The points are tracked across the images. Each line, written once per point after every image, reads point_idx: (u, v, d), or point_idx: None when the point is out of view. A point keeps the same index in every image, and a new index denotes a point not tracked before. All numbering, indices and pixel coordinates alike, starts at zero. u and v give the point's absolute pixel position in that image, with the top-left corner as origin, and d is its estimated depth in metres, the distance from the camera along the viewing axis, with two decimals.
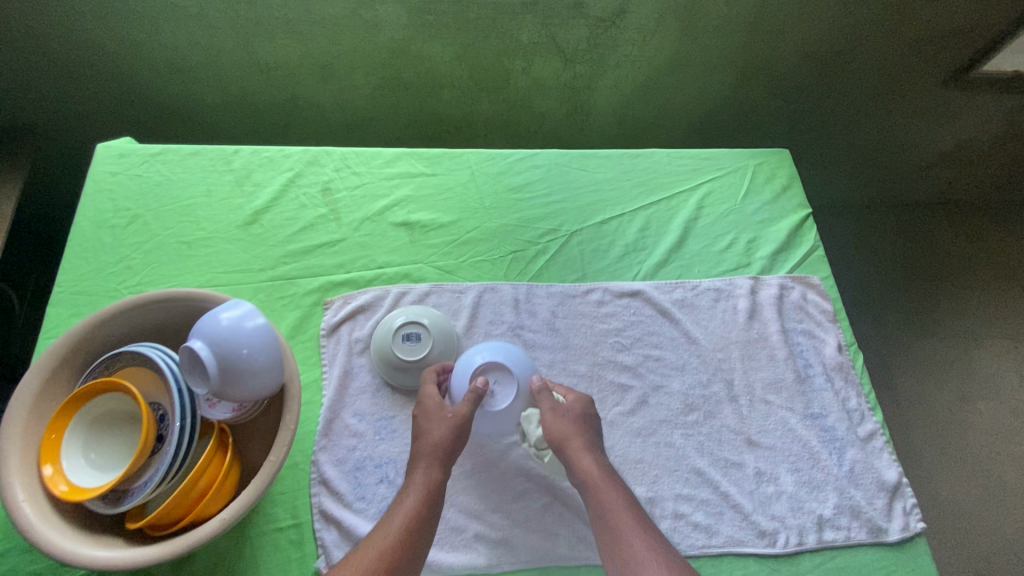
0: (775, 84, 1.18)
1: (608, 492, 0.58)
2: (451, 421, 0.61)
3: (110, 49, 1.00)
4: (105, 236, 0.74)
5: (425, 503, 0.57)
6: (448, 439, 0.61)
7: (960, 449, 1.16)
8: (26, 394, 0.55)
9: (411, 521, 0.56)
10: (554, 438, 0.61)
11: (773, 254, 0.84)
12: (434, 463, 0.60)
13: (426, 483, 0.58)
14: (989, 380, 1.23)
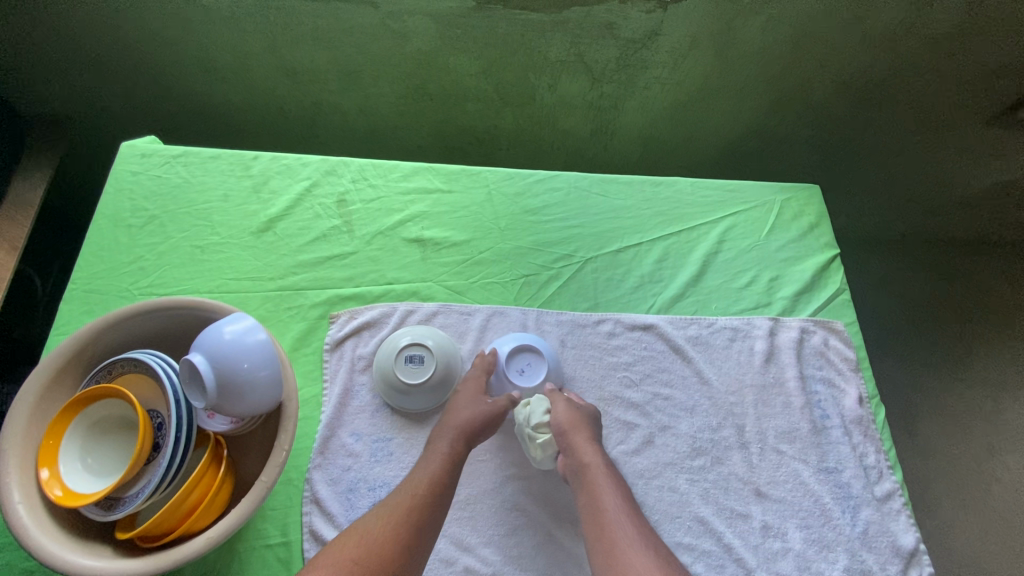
0: (809, 114, 1.14)
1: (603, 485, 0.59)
2: (485, 406, 0.64)
3: (140, 48, 1.01)
4: (122, 235, 0.75)
5: (448, 473, 0.59)
6: (476, 421, 0.63)
7: (983, 505, 1.10)
8: (29, 395, 0.55)
9: (432, 485, 0.57)
10: (562, 425, 0.63)
11: (795, 294, 0.80)
12: (461, 439, 0.62)
13: (450, 453, 0.60)
14: None
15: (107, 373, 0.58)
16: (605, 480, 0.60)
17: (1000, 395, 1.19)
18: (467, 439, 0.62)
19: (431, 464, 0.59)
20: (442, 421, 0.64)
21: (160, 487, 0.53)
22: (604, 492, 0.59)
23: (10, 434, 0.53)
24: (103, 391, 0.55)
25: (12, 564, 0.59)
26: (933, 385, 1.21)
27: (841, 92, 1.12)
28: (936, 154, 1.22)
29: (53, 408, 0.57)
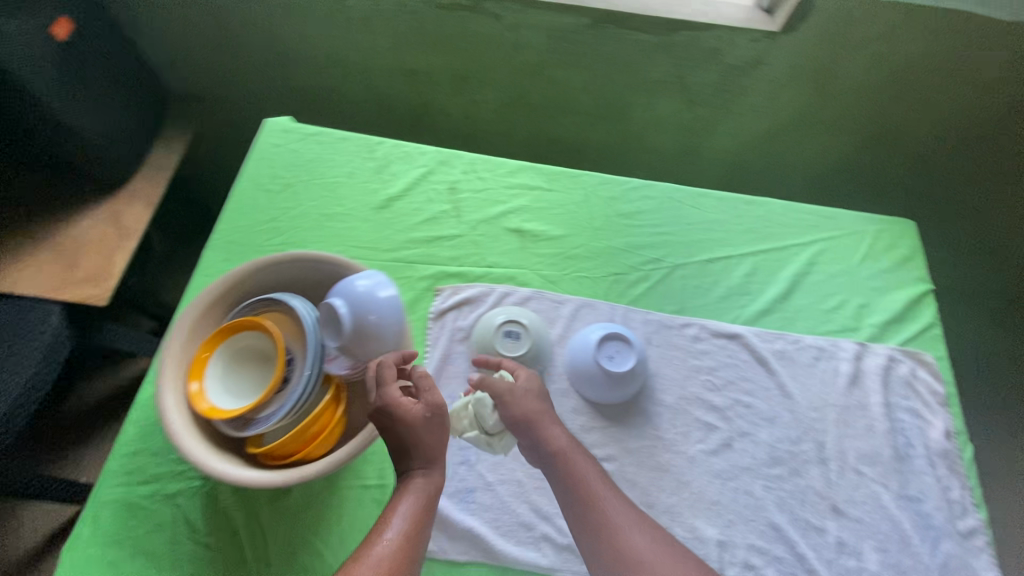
0: (902, 154, 1.15)
1: (593, 481, 0.61)
2: (430, 418, 0.58)
3: (280, 40, 1.12)
4: (261, 197, 0.84)
5: (423, 508, 0.56)
6: (429, 442, 0.58)
7: None
8: (188, 319, 0.63)
9: (416, 524, 0.55)
10: (524, 417, 0.63)
11: (884, 323, 0.81)
12: (430, 467, 0.58)
13: (422, 484, 0.57)
14: None
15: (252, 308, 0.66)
16: (598, 481, 0.61)
17: None
18: (432, 462, 0.58)
19: (410, 501, 0.56)
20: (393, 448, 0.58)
21: (288, 414, 0.60)
22: (601, 489, 0.61)
23: (171, 350, 0.61)
24: (249, 323, 0.62)
25: (144, 468, 0.66)
26: None
27: (941, 136, 1.11)
28: None
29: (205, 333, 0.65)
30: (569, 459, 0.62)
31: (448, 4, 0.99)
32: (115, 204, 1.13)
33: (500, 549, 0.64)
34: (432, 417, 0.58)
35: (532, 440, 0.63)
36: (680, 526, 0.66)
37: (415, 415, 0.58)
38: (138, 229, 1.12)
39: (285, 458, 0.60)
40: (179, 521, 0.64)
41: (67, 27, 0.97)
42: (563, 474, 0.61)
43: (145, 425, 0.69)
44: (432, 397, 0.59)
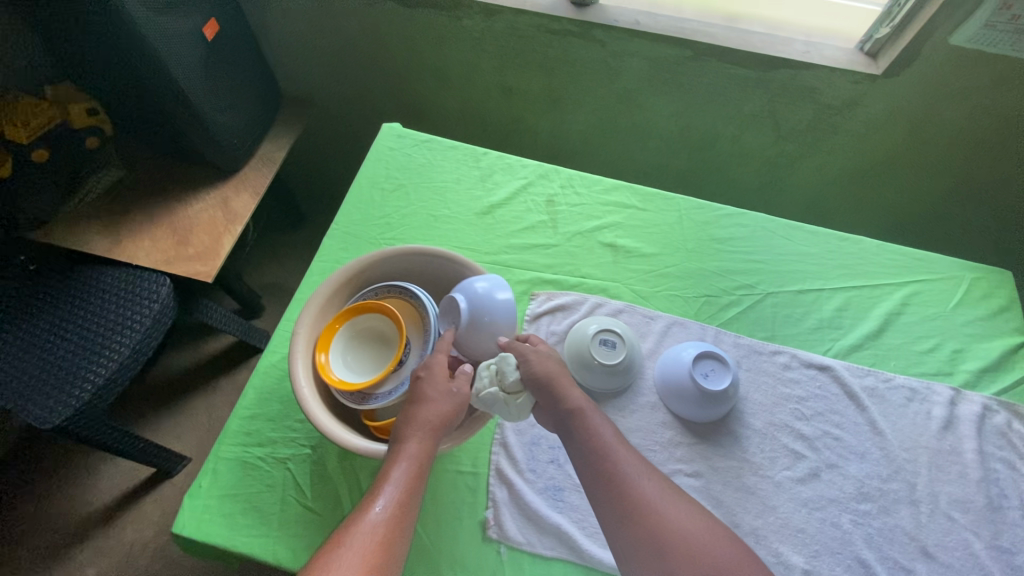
0: (994, 205, 1.14)
1: (638, 481, 0.59)
2: (456, 395, 0.62)
3: (391, 52, 1.20)
4: (375, 194, 0.90)
5: (417, 474, 0.57)
6: (442, 413, 0.60)
7: None
8: (321, 295, 0.68)
9: (408, 494, 0.55)
10: (540, 378, 0.63)
11: (980, 371, 0.80)
12: (429, 437, 0.59)
13: (420, 453, 0.58)
14: None
15: (378, 294, 0.72)
16: (613, 439, 0.62)
17: None
18: (434, 434, 0.59)
19: (404, 469, 0.56)
20: (406, 413, 0.60)
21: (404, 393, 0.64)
22: (648, 490, 0.58)
23: (305, 321, 0.66)
24: (381, 306, 0.69)
25: (260, 432, 0.72)
26: None
27: None
28: None
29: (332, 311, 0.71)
30: (614, 454, 0.60)
31: (557, 28, 1.04)
32: (225, 190, 1.22)
33: (587, 549, 0.66)
34: (457, 394, 0.62)
35: (568, 419, 0.63)
36: (765, 549, 0.66)
37: (440, 387, 0.61)
38: (244, 215, 1.20)
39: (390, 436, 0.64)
40: (289, 484, 0.69)
41: (216, 28, 1.06)
42: (605, 468, 0.60)
43: (263, 392, 0.74)
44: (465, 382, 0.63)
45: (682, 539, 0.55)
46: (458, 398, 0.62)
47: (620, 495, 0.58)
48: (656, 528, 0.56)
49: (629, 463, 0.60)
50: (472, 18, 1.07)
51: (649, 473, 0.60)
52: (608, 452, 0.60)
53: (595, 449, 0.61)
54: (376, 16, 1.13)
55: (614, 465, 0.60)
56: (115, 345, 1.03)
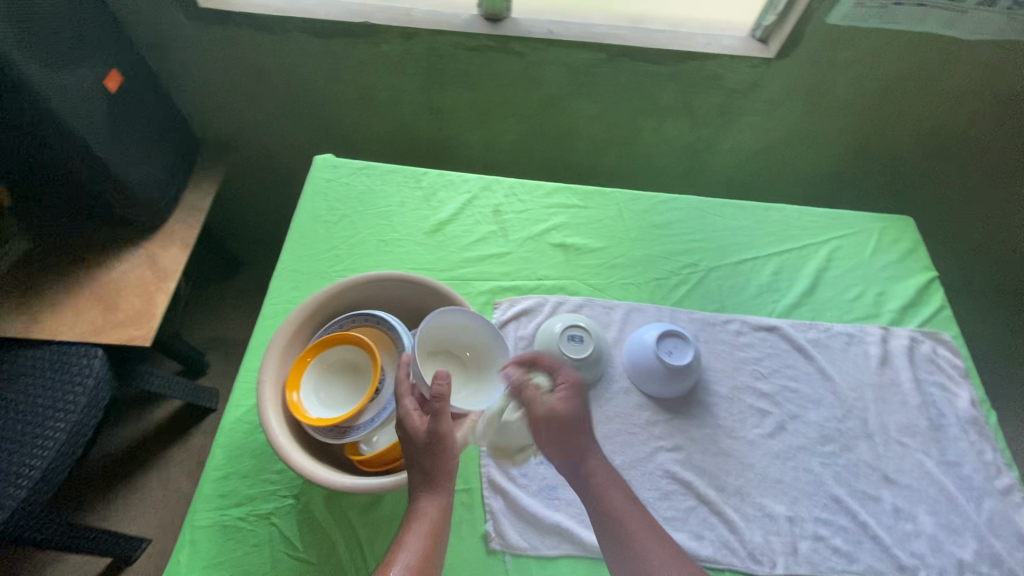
0: (885, 161, 1.28)
1: (628, 523, 0.62)
2: (430, 441, 0.60)
3: (310, 84, 1.17)
4: (319, 229, 0.89)
5: (432, 537, 0.59)
6: (431, 467, 0.61)
7: None
8: (279, 341, 0.66)
9: (425, 554, 0.58)
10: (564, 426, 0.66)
11: (902, 308, 0.89)
12: (435, 494, 0.61)
13: (430, 512, 0.60)
14: None
15: (346, 324, 0.70)
16: (626, 502, 0.63)
17: None
18: (441, 492, 0.62)
19: (418, 531, 0.59)
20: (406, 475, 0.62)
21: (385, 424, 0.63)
22: (637, 532, 0.62)
23: (267, 370, 0.64)
24: (353, 337, 0.67)
25: (235, 491, 0.68)
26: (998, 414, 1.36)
27: (917, 143, 1.24)
28: (1002, 202, 1.35)
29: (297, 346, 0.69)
30: (607, 500, 0.63)
31: (476, 45, 1.07)
32: (151, 247, 1.15)
33: (590, 540, 0.68)
34: (431, 440, 0.60)
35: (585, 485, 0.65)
36: (750, 505, 0.71)
37: (417, 435, 0.61)
38: (175, 269, 1.14)
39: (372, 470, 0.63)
40: (276, 539, 0.65)
41: (119, 79, 1.01)
42: (599, 515, 0.63)
43: (233, 449, 0.70)
44: (439, 424, 0.61)
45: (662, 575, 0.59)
46: (436, 445, 0.61)
47: (613, 539, 0.62)
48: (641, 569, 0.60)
49: (620, 508, 0.63)
50: (390, 43, 1.08)
51: (639, 513, 0.63)
52: (600, 498, 0.64)
53: (591, 496, 0.64)
54: (290, 50, 1.11)
55: (604, 512, 0.63)
56: (47, 434, 0.91)
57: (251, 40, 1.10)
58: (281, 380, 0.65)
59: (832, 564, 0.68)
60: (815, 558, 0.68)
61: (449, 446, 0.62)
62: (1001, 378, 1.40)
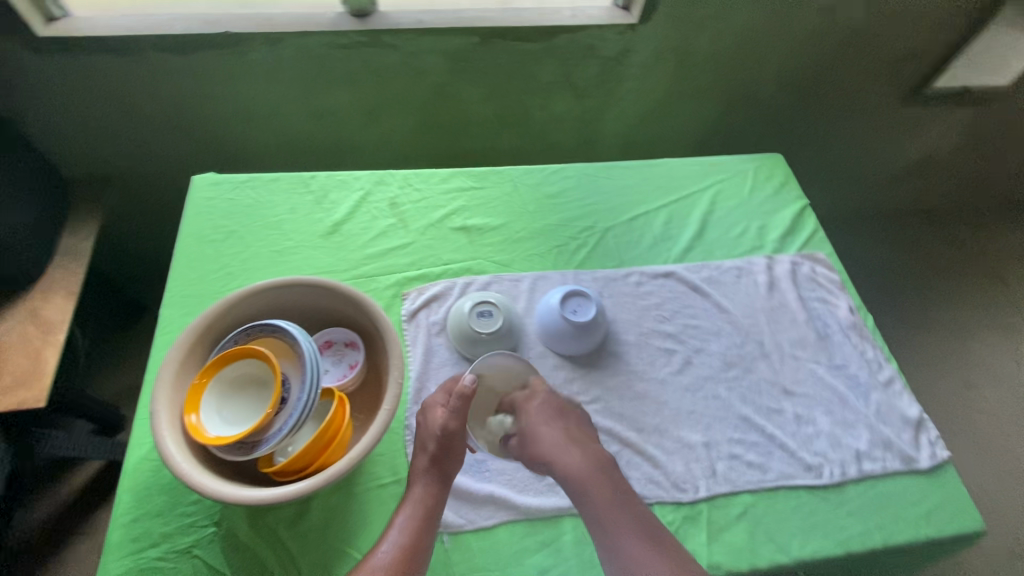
0: (757, 108, 1.38)
1: (610, 517, 0.63)
2: (438, 435, 0.66)
3: (182, 104, 1.12)
4: (207, 249, 0.85)
5: (423, 517, 0.63)
6: (435, 457, 0.66)
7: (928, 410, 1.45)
8: (171, 365, 0.63)
9: (412, 537, 0.62)
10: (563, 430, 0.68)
11: (782, 237, 0.97)
12: (434, 482, 0.65)
13: (424, 498, 0.64)
14: (950, 355, 1.54)
15: (250, 335, 0.67)
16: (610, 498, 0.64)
17: (926, 329, 1.58)
18: (439, 478, 0.66)
19: (408, 514, 0.63)
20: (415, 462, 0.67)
21: (291, 433, 0.61)
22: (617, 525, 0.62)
23: (160, 397, 0.61)
24: (253, 349, 0.65)
25: (150, 531, 0.64)
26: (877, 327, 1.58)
27: (782, 88, 1.34)
28: (860, 134, 1.50)
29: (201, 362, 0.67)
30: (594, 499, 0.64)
31: (348, 42, 1.06)
32: (32, 301, 1.06)
33: (523, 502, 0.69)
34: (441, 433, 0.66)
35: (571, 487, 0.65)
36: (669, 438, 0.75)
37: (432, 427, 0.67)
38: (64, 321, 1.05)
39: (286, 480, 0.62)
40: (201, 571, 0.63)
41: None
42: (588, 512, 0.64)
43: (140, 489, 0.66)
44: (451, 419, 0.66)
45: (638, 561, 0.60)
46: (447, 439, 0.66)
47: (600, 531, 0.63)
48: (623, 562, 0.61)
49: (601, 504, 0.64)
50: (257, 50, 1.05)
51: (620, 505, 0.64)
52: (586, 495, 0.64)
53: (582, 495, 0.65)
54: (151, 71, 1.06)
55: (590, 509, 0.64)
56: None
57: (104, 65, 1.03)
58: (182, 400, 0.63)
59: (748, 477, 0.73)
60: (732, 475, 0.73)
61: (456, 442, 0.66)
62: (876, 297, 1.63)
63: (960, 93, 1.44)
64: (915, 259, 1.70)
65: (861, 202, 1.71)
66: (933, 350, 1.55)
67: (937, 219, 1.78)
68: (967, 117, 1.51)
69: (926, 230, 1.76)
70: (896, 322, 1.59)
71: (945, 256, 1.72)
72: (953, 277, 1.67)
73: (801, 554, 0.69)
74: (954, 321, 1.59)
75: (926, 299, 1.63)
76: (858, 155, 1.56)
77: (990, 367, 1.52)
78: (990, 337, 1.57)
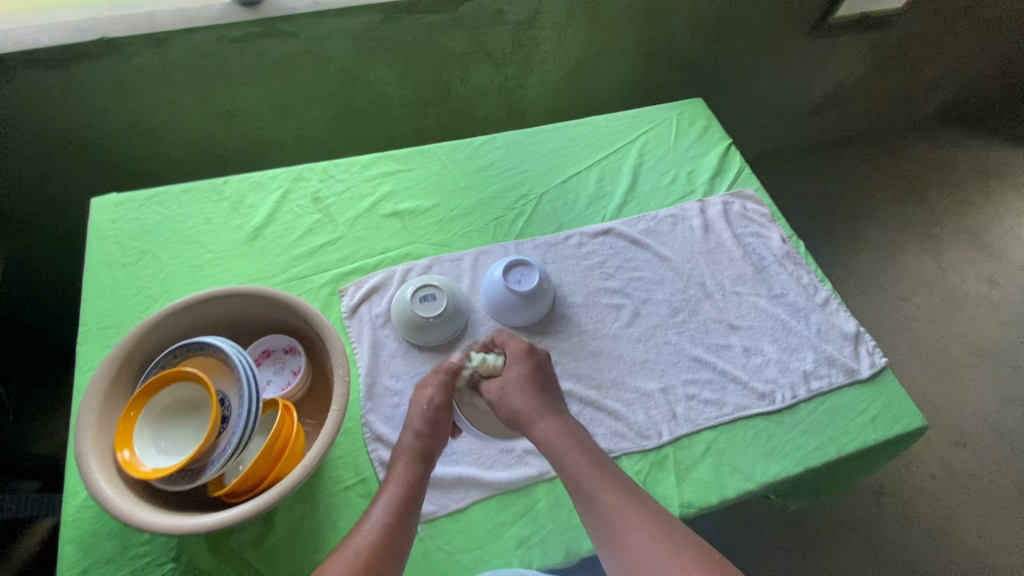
0: (675, 57, 1.39)
1: (577, 474, 0.63)
2: (426, 411, 0.66)
3: (67, 124, 1.02)
4: (119, 274, 0.79)
5: (406, 494, 0.61)
6: (421, 434, 0.65)
7: (870, 325, 1.54)
8: (92, 401, 0.58)
9: (397, 514, 0.59)
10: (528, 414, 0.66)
11: (711, 179, 0.99)
12: (417, 460, 0.64)
13: (407, 476, 0.62)
14: (882, 270, 1.63)
15: (181, 356, 0.63)
16: (587, 469, 0.63)
17: (858, 249, 1.67)
18: (420, 455, 0.64)
19: (391, 493, 0.61)
20: (399, 443, 0.66)
21: (237, 452, 0.58)
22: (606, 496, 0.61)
23: (85, 437, 0.56)
24: (183, 371, 0.61)
25: None
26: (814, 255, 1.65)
27: (696, 33, 1.35)
28: (774, 70, 1.54)
29: (130, 391, 0.63)
30: (580, 475, 0.63)
31: (239, 35, 0.99)
32: None
33: (493, 478, 0.68)
34: (427, 409, 0.66)
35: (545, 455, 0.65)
36: (627, 390, 0.76)
37: (419, 405, 0.67)
38: None
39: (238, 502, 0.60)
40: None
41: None
42: (574, 487, 0.63)
43: (84, 539, 0.62)
44: (439, 394, 0.67)
45: (629, 530, 0.59)
46: (435, 415, 0.66)
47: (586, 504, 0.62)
48: (612, 532, 0.59)
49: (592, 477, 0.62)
50: (141, 55, 0.97)
51: (606, 476, 0.62)
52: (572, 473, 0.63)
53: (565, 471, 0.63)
54: (23, 92, 0.96)
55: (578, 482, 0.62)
56: None
57: None
58: (112, 434, 0.59)
59: (707, 414, 0.75)
60: (692, 415, 0.75)
61: (443, 419, 0.67)
62: (810, 226, 1.70)
63: (861, 20, 1.49)
64: (841, 186, 1.78)
65: (784, 137, 1.78)
66: (866, 268, 1.63)
67: (856, 144, 1.87)
68: (870, 42, 1.57)
69: (848, 156, 1.84)
70: (832, 247, 1.67)
71: (868, 178, 1.80)
72: (877, 197, 1.77)
73: (766, 478, 0.71)
74: (882, 238, 1.69)
75: (855, 221, 1.71)
76: (775, 92, 1.60)
77: (918, 275, 1.63)
78: (915, 248, 1.68)
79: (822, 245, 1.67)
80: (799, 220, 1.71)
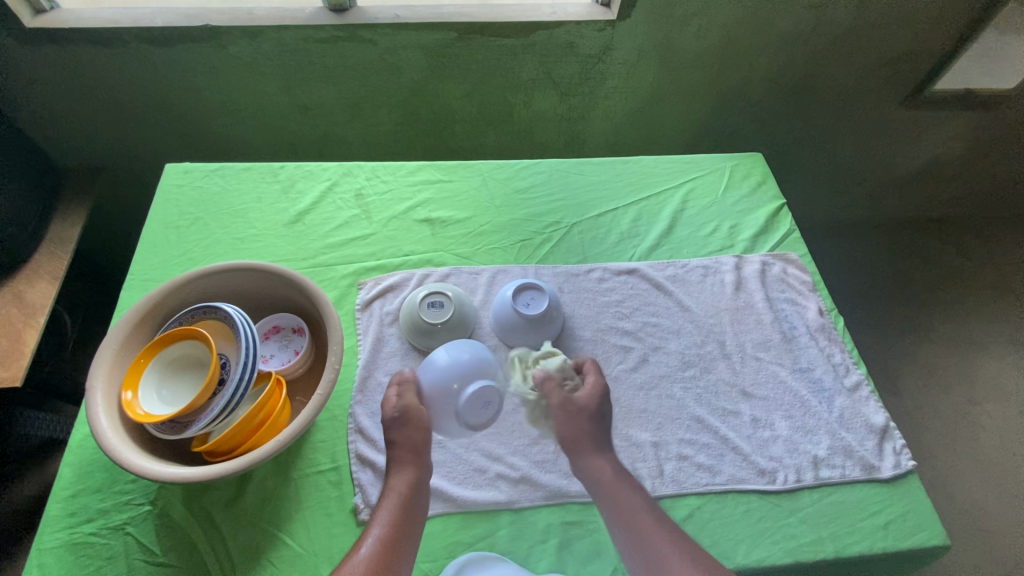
0: (749, 107, 1.35)
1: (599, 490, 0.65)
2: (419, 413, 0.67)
3: (165, 95, 1.15)
4: (170, 234, 0.87)
5: (404, 505, 0.62)
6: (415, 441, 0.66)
7: (923, 423, 1.39)
8: (113, 342, 0.64)
9: (394, 526, 0.60)
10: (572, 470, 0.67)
11: (753, 236, 0.95)
12: (413, 469, 0.65)
13: (405, 488, 0.63)
14: (950, 366, 1.48)
15: (198, 317, 0.68)
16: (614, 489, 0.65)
17: (923, 339, 1.52)
18: (415, 466, 0.65)
19: (389, 504, 0.62)
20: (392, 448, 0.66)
21: (221, 414, 0.61)
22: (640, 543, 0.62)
23: (98, 373, 0.62)
24: (192, 329, 0.66)
25: (88, 506, 0.65)
26: (871, 339, 1.53)
27: (773, 87, 1.31)
28: (856, 136, 1.46)
29: (147, 341, 0.68)
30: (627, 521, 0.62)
31: (324, 36, 1.07)
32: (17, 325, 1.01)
33: (459, 495, 0.68)
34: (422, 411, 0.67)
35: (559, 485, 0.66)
36: (617, 436, 0.73)
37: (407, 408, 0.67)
38: (24, 347, 0.98)
39: (215, 462, 0.62)
40: (131, 549, 0.63)
41: None
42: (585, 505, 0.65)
43: (82, 465, 0.67)
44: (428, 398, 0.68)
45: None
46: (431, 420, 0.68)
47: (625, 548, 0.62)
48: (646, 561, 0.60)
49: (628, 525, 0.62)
50: (236, 44, 1.07)
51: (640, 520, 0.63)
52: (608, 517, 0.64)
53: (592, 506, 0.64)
54: (135, 64, 1.09)
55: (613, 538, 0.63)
56: None
57: (89, 58, 1.07)
58: (121, 376, 0.64)
59: (696, 479, 0.70)
60: (679, 477, 0.70)
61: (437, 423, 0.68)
62: (872, 306, 1.58)
63: (963, 95, 1.39)
64: (918, 268, 1.64)
65: (861, 209, 1.67)
66: (930, 363, 1.48)
67: (947, 228, 1.71)
68: (974, 119, 1.45)
69: (935, 239, 1.70)
70: (893, 331, 1.54)
71: (953, 266, 1.65)
72: (959, 286, 1.61)
73: (747, 561, 0.65)
74: (958, 332, 1.53)
75: (928, 308, 1.57)
76: (856, 158, 1.51)
77: (994, 380, 1.46)
78: (995, 349, 1.50)
79: (882, 328, 1.54)
80: (861, 297, 1.59)
